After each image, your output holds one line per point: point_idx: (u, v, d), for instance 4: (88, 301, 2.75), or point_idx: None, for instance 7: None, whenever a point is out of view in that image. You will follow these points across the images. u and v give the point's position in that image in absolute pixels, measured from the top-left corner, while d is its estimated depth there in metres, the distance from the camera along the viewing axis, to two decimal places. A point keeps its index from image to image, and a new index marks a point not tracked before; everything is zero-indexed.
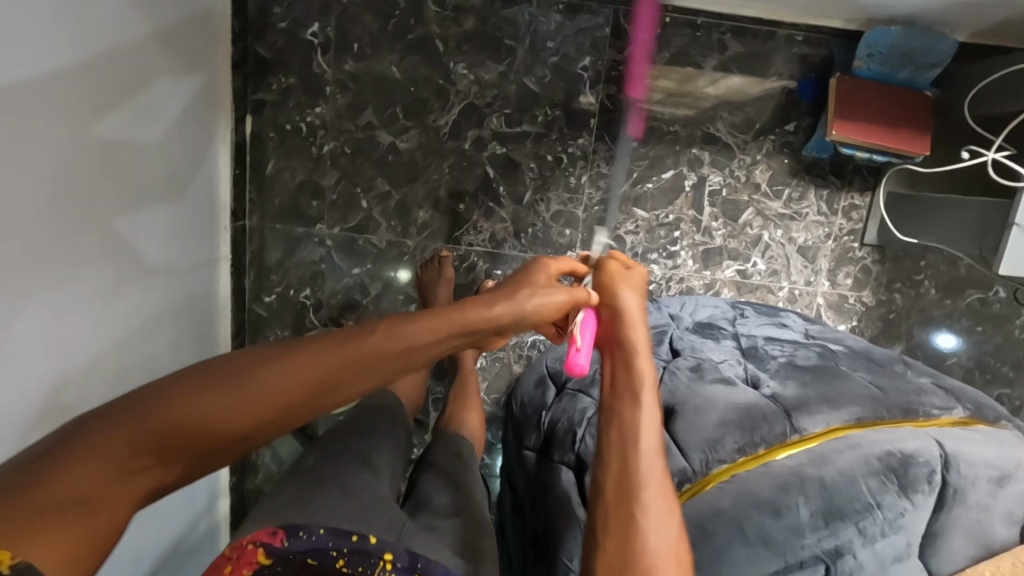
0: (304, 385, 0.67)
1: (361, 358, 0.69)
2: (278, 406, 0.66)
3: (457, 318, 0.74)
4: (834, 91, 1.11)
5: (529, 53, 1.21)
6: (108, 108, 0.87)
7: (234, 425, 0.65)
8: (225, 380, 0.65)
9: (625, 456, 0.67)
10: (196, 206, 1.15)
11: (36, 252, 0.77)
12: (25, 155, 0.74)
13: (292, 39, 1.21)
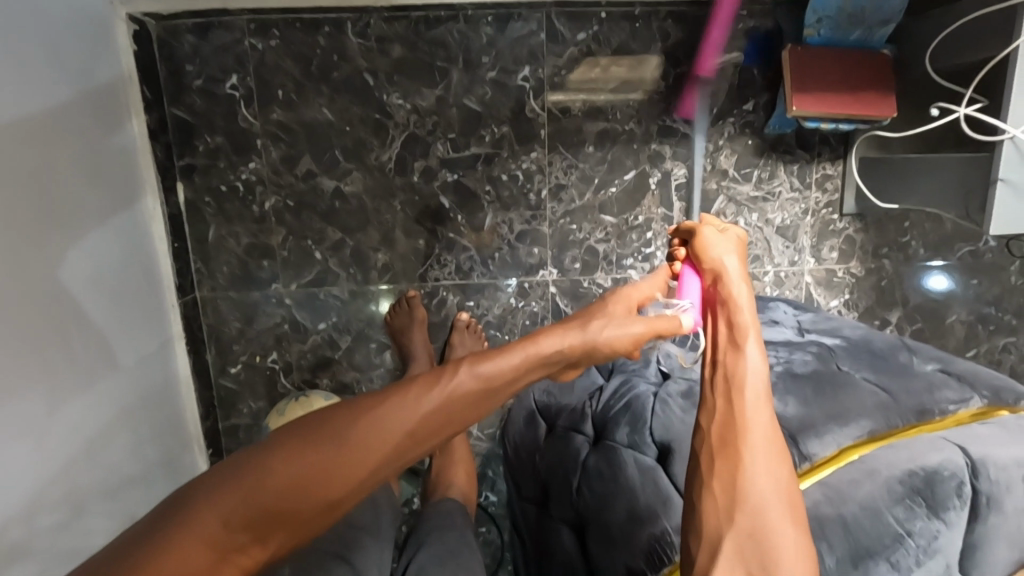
0: (387, 439, 0.62)
1: (449, 399, 0.64)
2: (378, 459, 0.62)
3: (532, 351, 0.67)
4: (788, 64, 1.05)
5: (465, 73, 1.14)
6: (14, 204, 0.79)
7: (318, 494, 0.60)
8: (319, 434, 0.61)
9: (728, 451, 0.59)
10: (132, 294, 1.06)
11: None
12: None
13: (211, 96, 1.13)
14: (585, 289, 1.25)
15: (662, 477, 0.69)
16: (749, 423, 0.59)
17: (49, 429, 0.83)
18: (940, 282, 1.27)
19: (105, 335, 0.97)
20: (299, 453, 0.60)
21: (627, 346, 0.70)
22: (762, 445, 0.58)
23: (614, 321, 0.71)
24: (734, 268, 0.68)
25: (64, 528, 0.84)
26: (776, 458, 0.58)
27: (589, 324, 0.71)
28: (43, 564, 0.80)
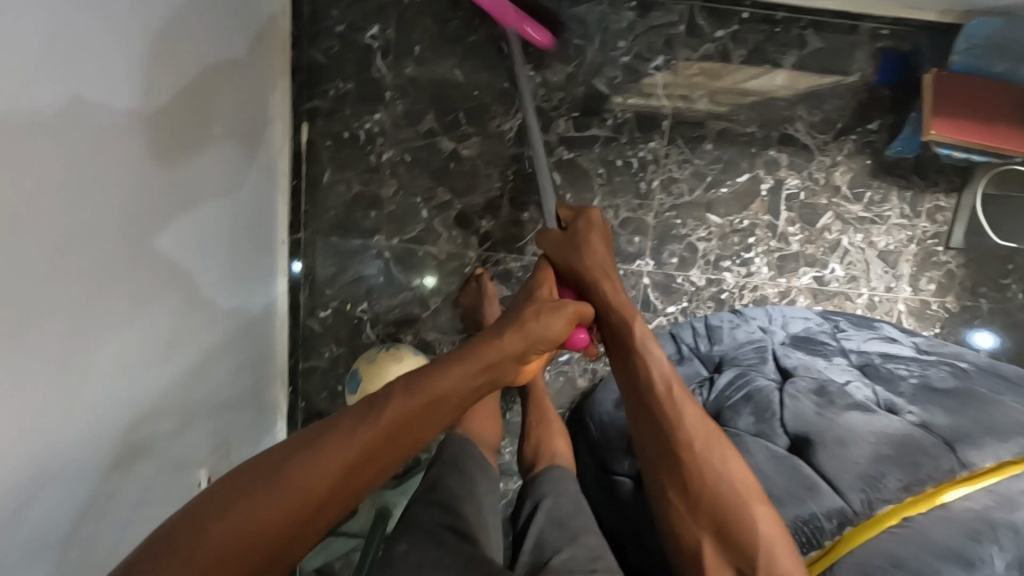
0: (347, 455, 0.61)
1: (403, 413, 0.65)
2: (344, 474, 0.61)
3: (473, 355, 0.71)
4: (930, 87, 1.04)
5: (598, 54, 1.15)
6: (188, 117, 0.84)
7: (282, 524, 0.58)
8: (254, 487, 0.58)
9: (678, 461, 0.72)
10: (251, 224, 1.07)
11: (121, 271, 0.72)
12: (133, 167, 0.72)
13: (349, 43, 1.15)
14: (678, 285, 1.26)
15: (802, 465, 0.72)
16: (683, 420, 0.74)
17: (179, 340, 0.86)
18: (984, 339, 1.27)
19: (227, 257, 0.99)
20: (247, 500, 0.58)
21: (559, 329, 0.77)
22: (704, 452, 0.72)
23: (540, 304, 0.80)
24: (603, 263, 0.86)
25: (181, 435, 0.88)
26: (714, 447, 0.72)
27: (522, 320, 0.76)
28: (156, 465, 0.82)
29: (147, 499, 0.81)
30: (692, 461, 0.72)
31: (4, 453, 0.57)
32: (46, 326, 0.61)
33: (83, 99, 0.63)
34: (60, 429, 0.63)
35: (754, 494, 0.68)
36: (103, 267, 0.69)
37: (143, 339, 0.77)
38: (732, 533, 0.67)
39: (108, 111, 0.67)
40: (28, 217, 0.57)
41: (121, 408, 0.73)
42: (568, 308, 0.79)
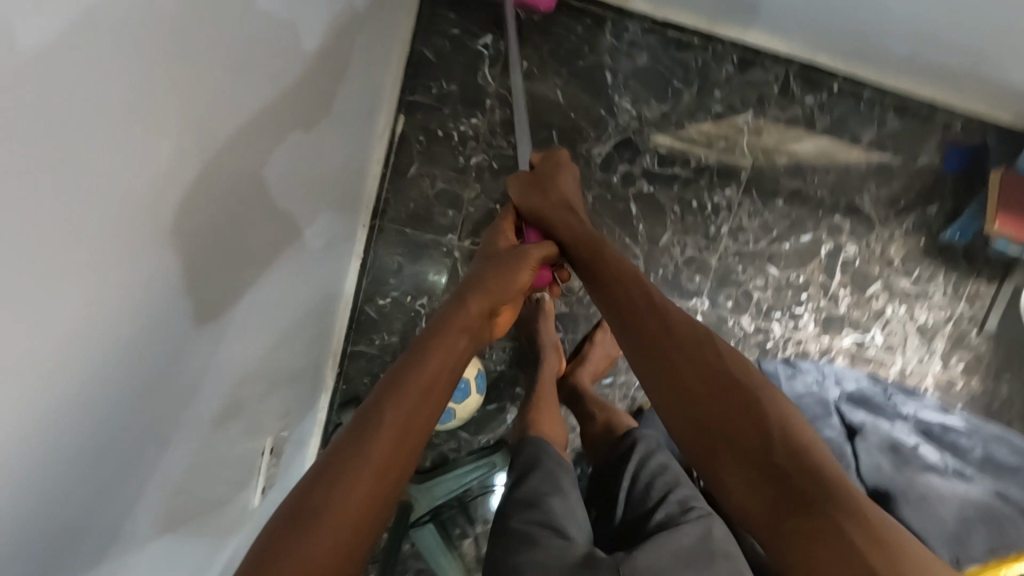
0: (372, 448, 0.57)
1: (406, 388, 0.63)
2: (376, 466, 0.57)
3: (451, 323, 0.73)
4: (993, 185, 1.14)
5: (694, 98, 1.21)
6: (333, 97, 0.88)
7: (337, 537, 0.52)
8: (289, 526, 0.52)
9: (727, 432, 0.63)
10: (347, 206, 1.10)
11: (266, 234, 0.75)
12: (293, 133, 0.76)
13: (461, 47, 1.19)
14: (728, 327, 1.27)
15: None
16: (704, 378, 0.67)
17: (285, 307, 0.88)
18: None
19: (326, 236, 1.02)
20: (287, 541, 0.50)
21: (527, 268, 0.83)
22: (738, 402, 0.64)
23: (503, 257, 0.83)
24: (563, 194, 0.91)
25: (265, 399, 0.89)
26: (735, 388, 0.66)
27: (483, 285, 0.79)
28: (244, 426, 0.83)
29: (231, 455, 0.81)
30: (699, 405, 0.66)
31: (163, 391, 0.58)
32: (223, 277, 0.65)
33: (285, 66, 0.67)
34: (201, 377, 0.65)
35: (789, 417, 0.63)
36: (259, 226, 0.72)
37: (266, 300, 0.80)
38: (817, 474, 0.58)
39: (296, 77, 0.71)
40: (238, 174, 0.62)
41: (237, 366, 0.75)
42: (515, 267, 0.82)
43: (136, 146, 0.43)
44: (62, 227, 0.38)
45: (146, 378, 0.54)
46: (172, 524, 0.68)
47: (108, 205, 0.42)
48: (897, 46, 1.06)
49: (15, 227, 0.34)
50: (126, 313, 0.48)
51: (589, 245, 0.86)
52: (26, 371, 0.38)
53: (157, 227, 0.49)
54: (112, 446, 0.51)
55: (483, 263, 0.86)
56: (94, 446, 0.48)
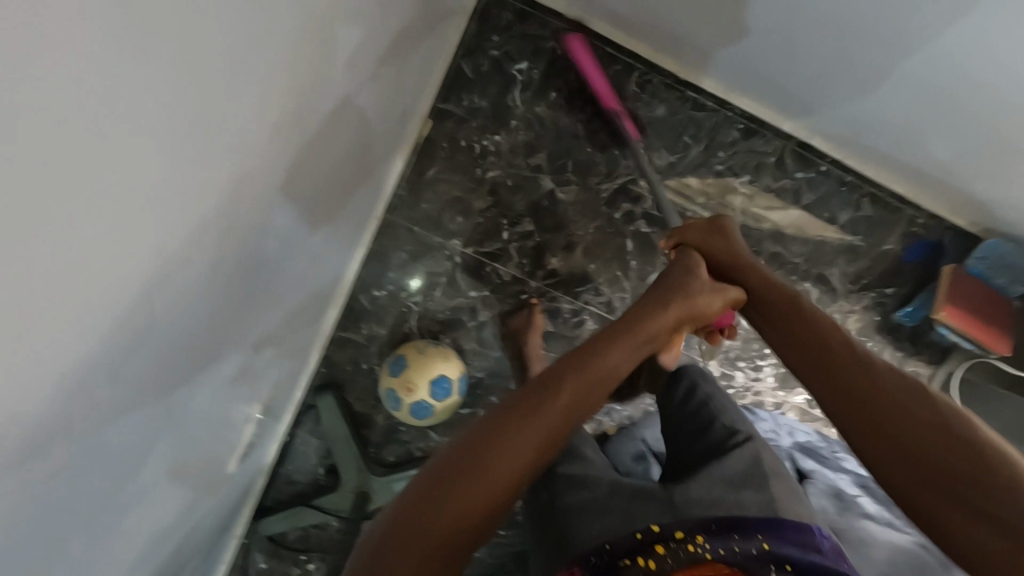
0: (546, 419, 0.70)
1: (577, 376, 0.75)
2: (543, 436, 0.69)
3: (629, 323, 0.86)
4: (946, 278, 1.28)
5: (701, 155, 1.31)
6: (381, 97, 0.94)
7: (505, 480, 0.66)
8: (474, 456, 0.66)
9: (879, 431, 0.68)
10: (367, 199, 1.17)
11: (304, 209, 0.80)
12: (343, 119, 0.80)
13: (498, 67, 1.26)
14: None
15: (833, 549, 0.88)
16: (870, 383, 0.71)
17: (304, 279, 0.93)
18: None
19: (349, 222, 1.09)
20: (468, 475, 0.64)
21: (716, 305, 0.93)
22: (883, 402, 0.69)
23: (697, 283, 0.94)
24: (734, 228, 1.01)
25: (269, 367, 0.93)
26: (893, 395, 0.69)
27: (669, 304, 0.91)
28: (246, 390, 0.86)
29: (229, 416, 0.84)
30: (841, 394, 0.72)
31: (201, 334, 0.64)
32: (265, 239, 0.71)
33: (348, 55, 0.72)
34: (228, 330, 0.71)
35: (951, 425, 0.65)
36: (303, 200, 0.78)
37: (283, 281, 0.84)
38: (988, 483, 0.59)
39: (354, 66, 0.76)
40: (296, 152, 0.69)
41: (248, 340, 0.79)
42: (701, 291, 0.93)
43: (216, 123, 0.49)
44: (154, 194, 0.44)
45: (179, 336, 0.58)
46: (174, 472, 0.71)
47: (185, 177, 0.47)
48: (879, 144, 1.19)
49: (111, 180, 0.39)
50: (193, 255, 0.54)
51: (761, 274, 0.94)
52: (86, 316, 0.42)
53: (217, 196, 0.54)
54: (154, 385, 0.57)
55: (661, 279, 0.96)
56: (136, 386, 0.54)
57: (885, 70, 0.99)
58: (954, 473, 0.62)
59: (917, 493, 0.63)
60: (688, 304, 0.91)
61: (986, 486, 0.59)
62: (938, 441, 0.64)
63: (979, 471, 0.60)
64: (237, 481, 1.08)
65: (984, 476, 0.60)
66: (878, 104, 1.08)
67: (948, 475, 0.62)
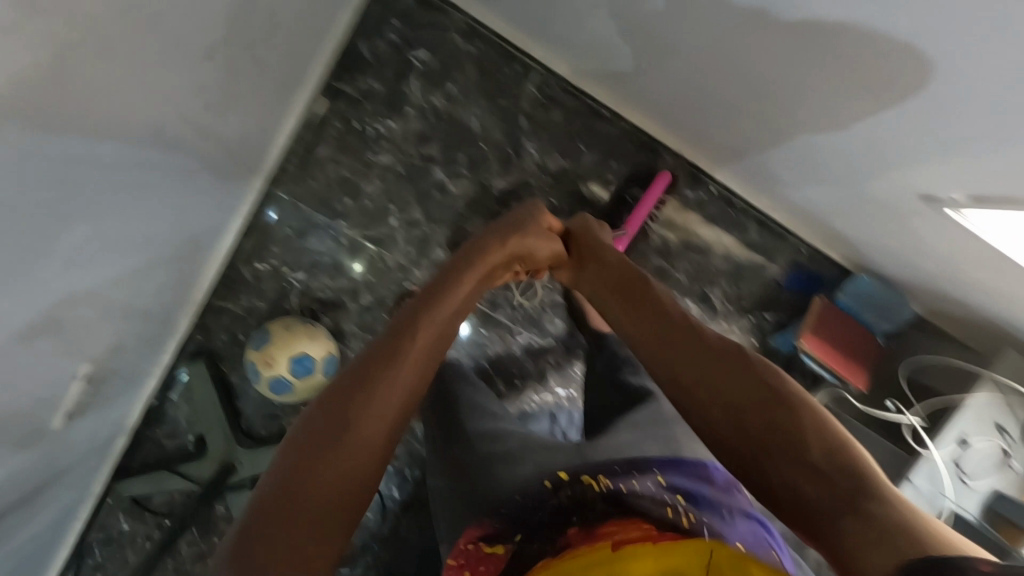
0: (409, 365, 0.77)
1: (437, 325, 0.84)
2: (406, 380, 0.76)
3: (460, 270, 0.93)
4: (814, 307, 1.30)
5: (594, 162, 1.33)
6: (230, 60, 0.93)
7: (378, 427, 0.70)
8: (350, 402, 0.70)
9: (770, 444, 0.68)
10: (238, 169, 1.16)
11: (123, 168, 0.79)
12: (169, 80, 0.79)
13: (396, 53, 1.27)
14: (575, 373, 1.43)
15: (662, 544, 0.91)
16: (756, 399, 0.72)
17: (133, 237, 0.91)
18: None
19: (205, 187, 1.07)
20: (349, 428, 0.68)
21: (545, 247, 1.01)
22: (778, 420, 0.69)
23: (529, 234, 0.99)
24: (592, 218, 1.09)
25: (94, 322, 0.92)
26: (780, 412, 0.70)
27: (505, 246, 0.98)
28: (62, 345, 0.85)
29: (41, 367, 0.83)
30: (744, 414, 0.72)
31: None
32: (67, 196, 0.69)
33: (162, 14, 0.71)
34: (23, 286, 0.69)
35: (834, 446, 0.65)
36: (120, 160, 0.77)
37: (105, 237, 0.83)
38: (868, 494, 0.59)
39: (177, 27, 0.75)
40: (98, 109, 0.67)
41: (59, 291, 0.77)
42: (532, 233, 1.00)
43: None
44: None
45: None
46: None
47: None
48: (750, 170, 1.22)
49: None
50: None
51: (592, 252, 1.02)
52: None
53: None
54: None
55: (509, 222, 1.02)
56: None
57: (719, 105, 1.02)
58: (778, 425, 0.69)
59: (805, 499, 0.63)
60: (519, 247, 0.98)
61: (823, 457, 0.65)
62: (817, 458, 0.65)
63: (867, 489, 0.60)
64: (73, 440, 1.06)
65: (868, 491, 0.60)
66: (727, 134, 1.11)
67: (835, 489, 0.61)
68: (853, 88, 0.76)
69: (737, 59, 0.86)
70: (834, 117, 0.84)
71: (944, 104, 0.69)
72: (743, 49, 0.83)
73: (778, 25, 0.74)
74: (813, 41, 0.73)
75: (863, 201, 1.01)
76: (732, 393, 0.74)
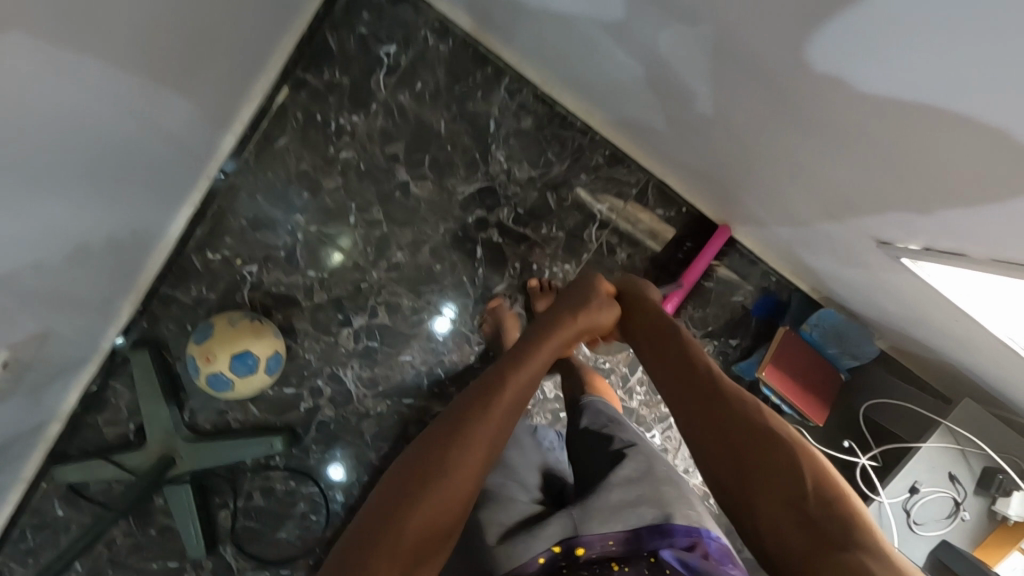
0: (485, 437, 0.71)
1: (513, 392, 0.77)
2: (483, 447, 0.70)
3: (540, 347, 0.86)
4: (778, 336, 1.26)
5: (563, 173, 1.30)
6: (176, 40, 0.89)
7: (449, 493, 0.65)
8: (428, 466, 0.67)
9: (773, 490, 0.68)
10: (188, 155, 1.12)
11: (42, 144, 0.75)
12: (100, 54, 0.75)
13: (364, 48, 1.25)
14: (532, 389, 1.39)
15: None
16: (775, 448, 0.71)
17: (64, 221, 0.87)
18: None
19: (150, 173, 1.03)
20: (432, 483, 0.65)
21: (604, 316, 0.96)
22: (786, 471, 0.69)
23: (592, 305, 0.96)
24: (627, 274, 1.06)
25: (18, 306, 0.88)
26: (786, 461, 0.70)
27: (569, 321, 0.92)
28: None
29: None
30: (741, 462, 0.72)
31: None
32: None
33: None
34: None
35: (834, 500, 0.66)
36: (36, 134, 0.73)
37: (26, 214, 0.79)
38: (865, 551, 0.60)
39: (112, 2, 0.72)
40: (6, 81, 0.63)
41: None
42: (598, 307, 0.96)
43: None
44: None
45: None
46: None
47: None
48: (715, 195, 1.20)
49: None
50: None
51: (649, 310, 0.97)
52: None
53: None
54: None
55: (574, 292, 0.98)
56: None
57: (683, 136, 0.98)
58: (788, 475, 0.69)
59: (801, 553, 0.63)
60: (576, 324, 0.92)
61: (829, 516, 0.64)
62: (822, 517, 0.64)
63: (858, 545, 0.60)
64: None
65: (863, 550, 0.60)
66: (696, 161, 1.07)
67: (834, 543, 0.61)
68: (803, 147, 0.71)
69: (696, 100, 0.82)
70: (783, 167, 0.80)
71: (883, 188, 0.65)
72: (703, 90, 0.78)
73: (736, 75, 0.68)
74: (766, 97, 0.68)
75: (825, 241, 0.96)
76: (746, 438, 0.73)
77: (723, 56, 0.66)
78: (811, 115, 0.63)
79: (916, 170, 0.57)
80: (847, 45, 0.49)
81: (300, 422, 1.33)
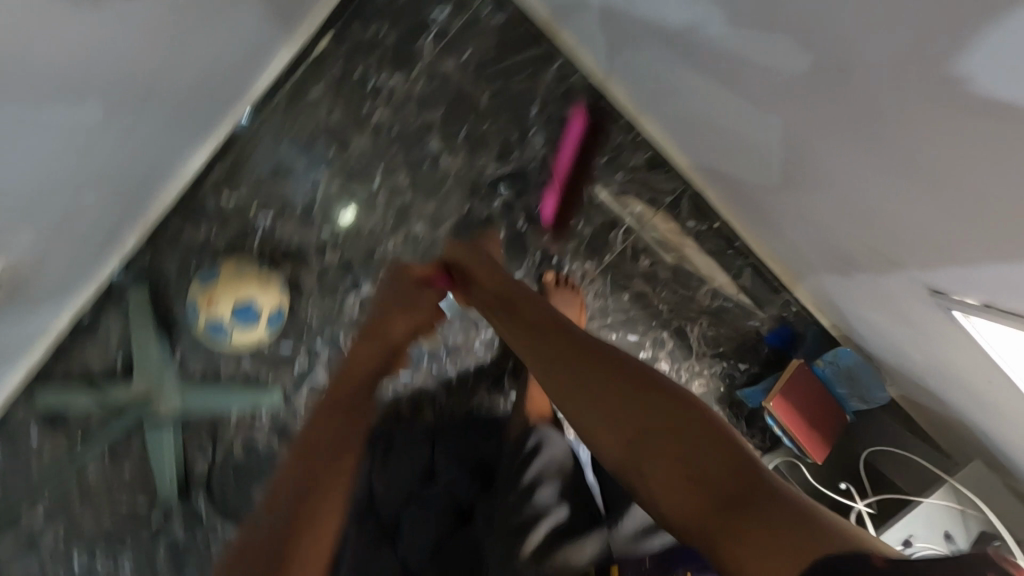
0: (325, 468, 0.80)
1: (343, 426, 0.87)
2: (332, 467, 0.80)
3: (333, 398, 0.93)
4: (790, 368, 1.24)
5: (598, 168, 1.26)
6: None
7: (308, 510, 0.75)
8: (300, 489, 0.77)
9: (675, 469, 0.60)
10: (213, 93, 1.08)
11: (45, 50, 0.70)
12: None
13: (415, 8, 1.22)
14: None
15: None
16: (655, 416, 0.63)
17: (68, 140, 0.83)
18: None
19: (170, 105, 0.99)
20: (290, 519, 0.74)
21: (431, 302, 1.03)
22: (673, 443, 0.61)
23: (406, 301, 1.02)
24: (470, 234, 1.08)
25: (17, 223, 0.84)
26: (671, 427, 0.62)
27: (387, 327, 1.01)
28: None
29: None
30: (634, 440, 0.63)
31: None
32: None
33: None
34: None
35: (735, 467, 0.57)
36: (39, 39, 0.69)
37: (32, 124, 0.75)
38: (777, 525, 0.50)
39: None
40: None
41: None
42: (418, 303, 1.02)
43: None
44: None
45: None
46: None
47: None
48: (751, 214, 1.16)
49: None
50: None
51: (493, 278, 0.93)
52: None
53: None
54: None
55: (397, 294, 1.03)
56: None
57: (739, 136, 0.90)
58: (679, 448, 0.60)
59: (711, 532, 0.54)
60: (389, 328, 1.00)
61: (736, 484, 0.56)
62: (729, 485, 0.56)
63: (769, 516, 0.51)
64: None
65: (770, 523, 0.50)
66: (743, 168, 1.00)
67: (741, 514, 0.53)
68: (880, 168, 0.64)
69: (771, 97, 0.74)
70: (848, 184, 0.73)
71: (960, 230, 0.59)
72: (780, 104, 0.73)
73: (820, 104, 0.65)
74: (857, 104, 0.60)
75: (860, 275, 0.93)
76: (623, 411, 0.65)
77: (826, 51, 0.58)
78: (906, 138, 0.56)
79: (1010, 222, 0.51)
80: (1003, 63, 0.41)
81: (291, 380, 1.29)
